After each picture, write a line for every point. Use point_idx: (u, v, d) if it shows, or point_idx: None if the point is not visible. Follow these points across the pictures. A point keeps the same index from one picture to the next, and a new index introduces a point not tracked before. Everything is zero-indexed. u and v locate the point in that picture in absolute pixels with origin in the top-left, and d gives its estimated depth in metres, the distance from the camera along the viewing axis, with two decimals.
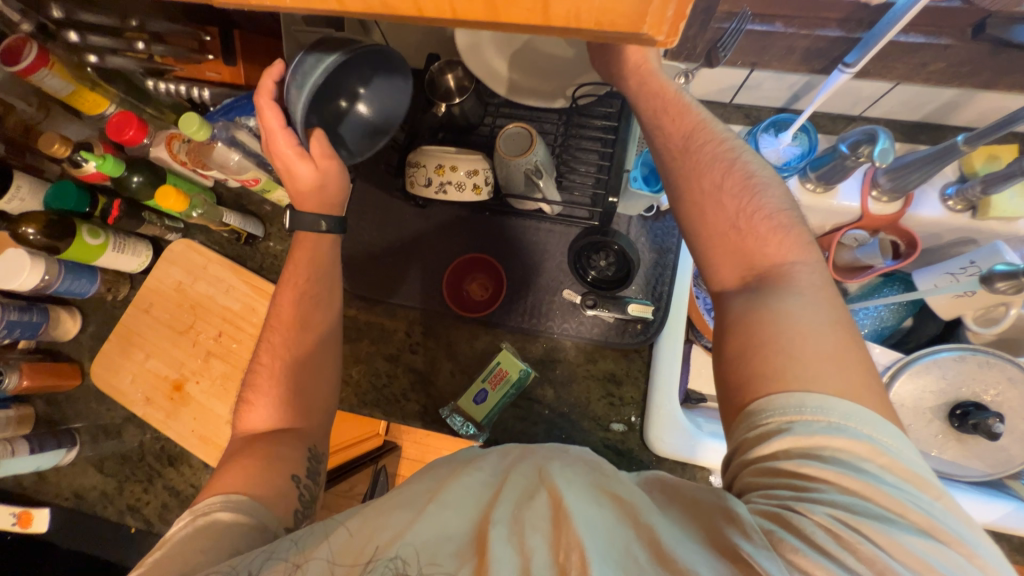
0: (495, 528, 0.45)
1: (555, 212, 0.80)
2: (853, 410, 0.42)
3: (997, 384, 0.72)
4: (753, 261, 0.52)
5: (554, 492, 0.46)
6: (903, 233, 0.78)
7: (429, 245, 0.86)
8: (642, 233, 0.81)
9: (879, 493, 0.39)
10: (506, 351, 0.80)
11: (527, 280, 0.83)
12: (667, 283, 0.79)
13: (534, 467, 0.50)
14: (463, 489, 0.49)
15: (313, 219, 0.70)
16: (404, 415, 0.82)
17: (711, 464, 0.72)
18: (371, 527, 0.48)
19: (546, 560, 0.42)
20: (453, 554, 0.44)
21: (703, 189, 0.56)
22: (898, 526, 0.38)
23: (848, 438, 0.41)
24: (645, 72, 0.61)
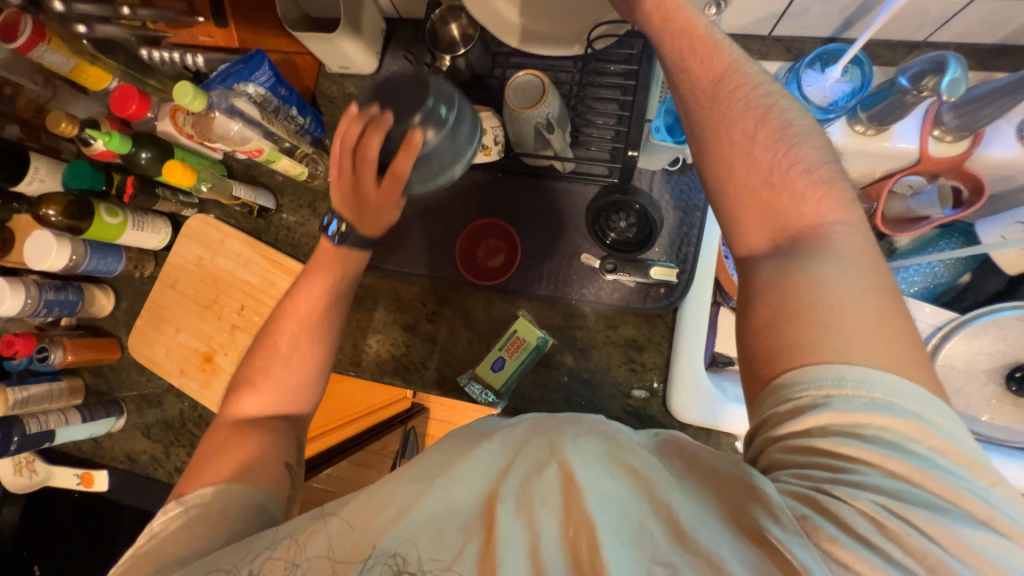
0: (502, 504, 0.44)
1: (567, 168, 0.76)
2: (899, 385, 0.38)
3: None
4: (788, 221, 0.47)
5: (565, 466, 0.45)
6: (968, 177, 0.69)
7: (440, 212, 0.83)
8: (667, 190, 0.75)
9: (927, 477, 0.36)
10: (522, 319, 0.77)
11: (543, 245, 0.79)
12: (693, 243, 0.74)
13: (542, 437, 0.49)
14: (474, 464, 0.49)
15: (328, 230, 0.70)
16: (424, 382, 0.82)
17: (737, 431, 0.70)
18: (371, 513, 0.48)
19: (557, 535, 0.42)
20: (459, 529, 0.44)
21: (733, 141, 0.50)
22: (947, 513, 0.35)
23: (893, 416, 0.38)
24: (671, 6, 0.54)
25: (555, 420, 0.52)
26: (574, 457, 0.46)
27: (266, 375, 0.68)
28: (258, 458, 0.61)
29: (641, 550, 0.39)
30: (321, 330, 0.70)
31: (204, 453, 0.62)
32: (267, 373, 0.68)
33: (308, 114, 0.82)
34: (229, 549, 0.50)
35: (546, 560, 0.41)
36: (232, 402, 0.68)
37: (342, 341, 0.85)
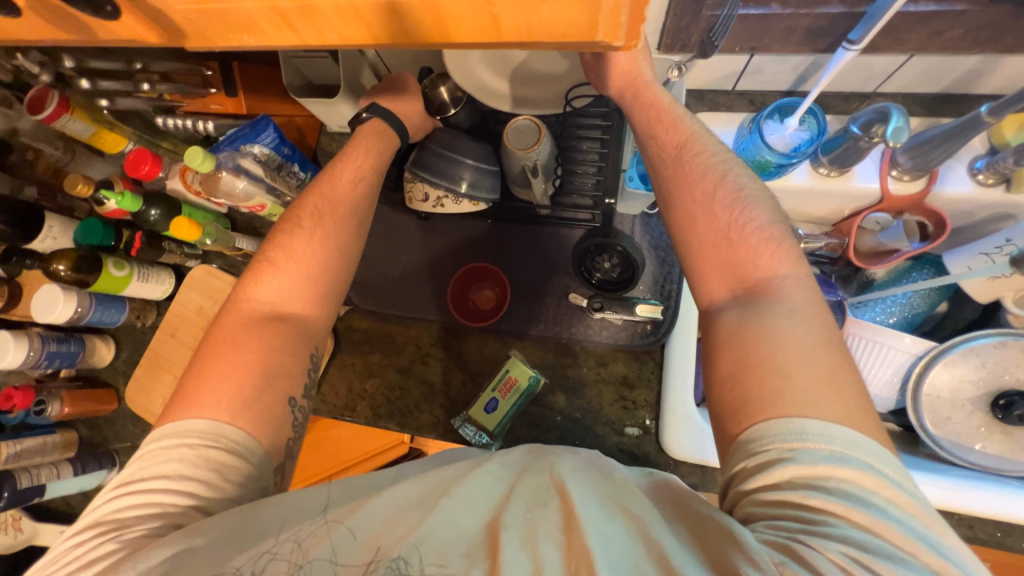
0: (507, 530, 0.45)
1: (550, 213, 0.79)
2: (854, 438, 0.42)
3: None
4: (744, 272, 0.52)
5: (565, 499, 0.47)
6: (930, 212, 0.73)
7: (433, 258, 0.87)
8: (646, 233, 0.79)
9: (889, 531, 0.38)
10: (515, 359, 0.79)
11: (532, 288, 0.82)
12: (675, 282, 0.77)
13: (542, 469, 0.52)
14: (477, 484, 0.50)
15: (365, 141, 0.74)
16: (418, 426, 0.82)
17: None
18: (382, 526, 0.48)
19: (557, 566, 0.42)
20: (461, 555, 0.44)
21: (695, 199, 0.56)
22: (912, 569, 0.37)
23: (853, 470, 0.40)
24: (640, 84, 0.63)
25: (556, 454, 0.54)
26: (573, 488, 0.48)
27: (280, 258, 0.65)
28: (268, 399, 0.57)
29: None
30: (345, 236, 0.68)
31: (214, 352, 0.58)
32: (288, 255, 0.65)
33: (309, 169, 0.89)
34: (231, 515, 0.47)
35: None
36: (248, 285, 0.64)
37: (337, 386, 0.87)
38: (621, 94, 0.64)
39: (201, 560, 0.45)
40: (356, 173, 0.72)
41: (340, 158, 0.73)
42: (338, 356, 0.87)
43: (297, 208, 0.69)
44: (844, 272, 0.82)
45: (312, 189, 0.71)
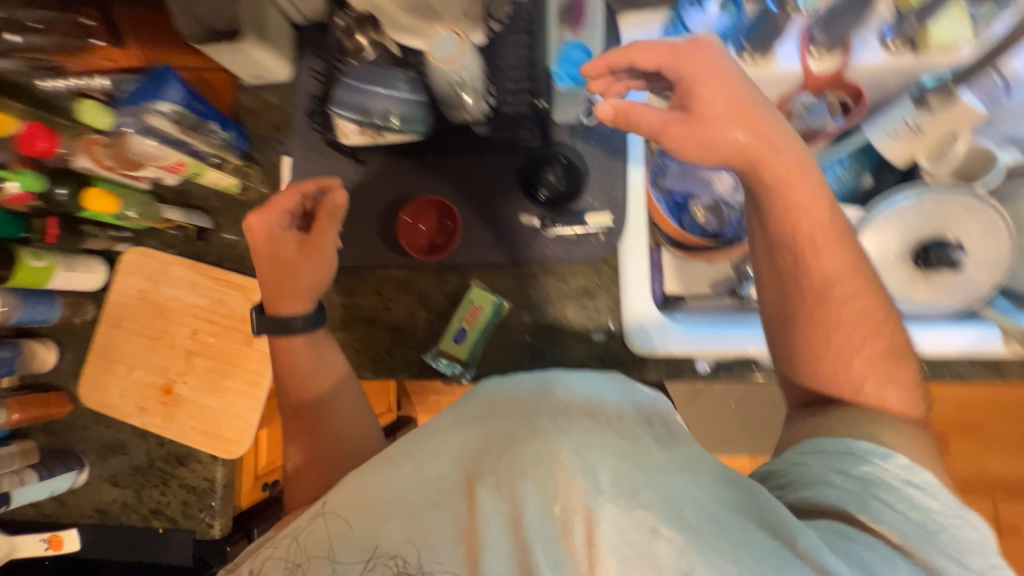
0: (483, 486, 0.41)
1: (486, 134, 0.78)
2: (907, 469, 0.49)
3: (958, 218, 0.73)
4: (852, 392, 0.57)
5: (548, 441, 0.41)
6: (849, 87, 0.75)
7: (380, 202, 0.84)
8: (586, 143, 0.79)
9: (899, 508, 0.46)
10: (476, 288, 0.80)
11: (482, 215, 0.81)
12: (621, 187, 0.78)
13: (505, 401, 0.47)
14: (446, 442, 0.45)
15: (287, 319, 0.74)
16: (392, 370, 0.83)
17: (693, 355, 0.74)
18: (357, 497, 0.45)
19: (541, 513, 0.40)
20: (439, 509, 0.42)
21: (811, 308, 0.58)
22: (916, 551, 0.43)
23: (879, 479, 0.48)
24: (792, 180, 0.55)
25: (516, 388, 0.49)
26: (538, 427, 0.43)
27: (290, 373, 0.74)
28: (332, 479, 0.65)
29: (654, 521, 0.39)
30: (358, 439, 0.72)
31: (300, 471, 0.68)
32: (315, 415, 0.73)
33: (229, 128, 0.84)
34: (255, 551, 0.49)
35: (536, 542, 0.39)
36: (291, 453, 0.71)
37: None
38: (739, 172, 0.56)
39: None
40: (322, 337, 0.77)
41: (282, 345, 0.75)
42: None
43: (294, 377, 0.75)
44: None
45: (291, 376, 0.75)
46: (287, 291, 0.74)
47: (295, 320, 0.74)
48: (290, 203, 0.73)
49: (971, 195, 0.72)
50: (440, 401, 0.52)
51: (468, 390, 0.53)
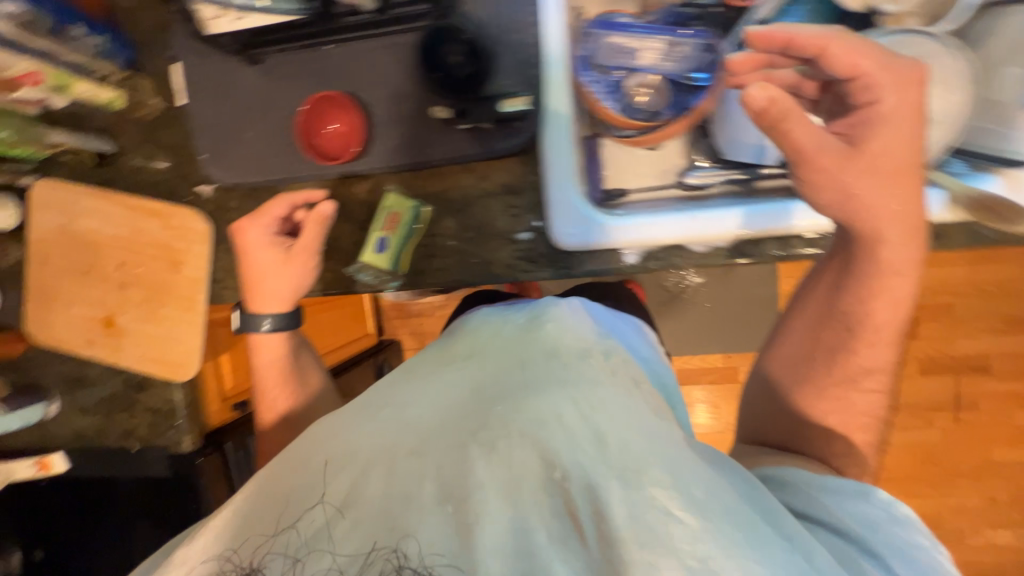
0: (489, 453, 0.44)
1: (372, 9, 0.68)
2: (884, 497, 0.50)
3: (914, 65, 0.65)
4: (848, 374, 0.61)
5: (541, 406, 0.46)
6: None
7: (282, 106, 0.77)
8: (499, 15, 0.70)
9: (862, 523, 0.47)
10: (391, 194, 0.75)
11: (391, 112, 0.74)
12: (537, 64, 0.69)
13: (504, 373, 0.53)
14: (449, 411, 0.50)
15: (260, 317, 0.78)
16: (321, 286, 0.81)
17: (621, 245, 0.71)
18: (360, 475, 0.45)
19: (542, 478, 0.42)
20: (445, 481, 0.43)
21: (841, 390, 0.61)
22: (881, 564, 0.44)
23: (849, 508, 0.49)
24: (883, 270, 0.57)
25: (508, 367, 0.53)
26: (539, 394, 0.47)
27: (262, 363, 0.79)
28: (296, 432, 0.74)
29: (653, 498, 0.39)
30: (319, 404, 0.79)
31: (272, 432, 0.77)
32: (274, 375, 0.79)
33: (101, 31, 0.76)
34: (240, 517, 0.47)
35: (546, 508, 0.41)
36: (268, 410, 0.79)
37: (232, 269, 0.84)
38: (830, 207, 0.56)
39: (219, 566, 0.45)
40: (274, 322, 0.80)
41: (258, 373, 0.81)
42: (220, 240, 0.83)
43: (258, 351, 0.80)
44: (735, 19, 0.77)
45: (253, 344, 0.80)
46: (261, 286, 0.77)
47: (262, 320, 0.78)
48: (280, 210, 0.76)
49: (933, 37, 0.63)
50: (444, 368, 0.57)
51: (468, 355, 0.59)
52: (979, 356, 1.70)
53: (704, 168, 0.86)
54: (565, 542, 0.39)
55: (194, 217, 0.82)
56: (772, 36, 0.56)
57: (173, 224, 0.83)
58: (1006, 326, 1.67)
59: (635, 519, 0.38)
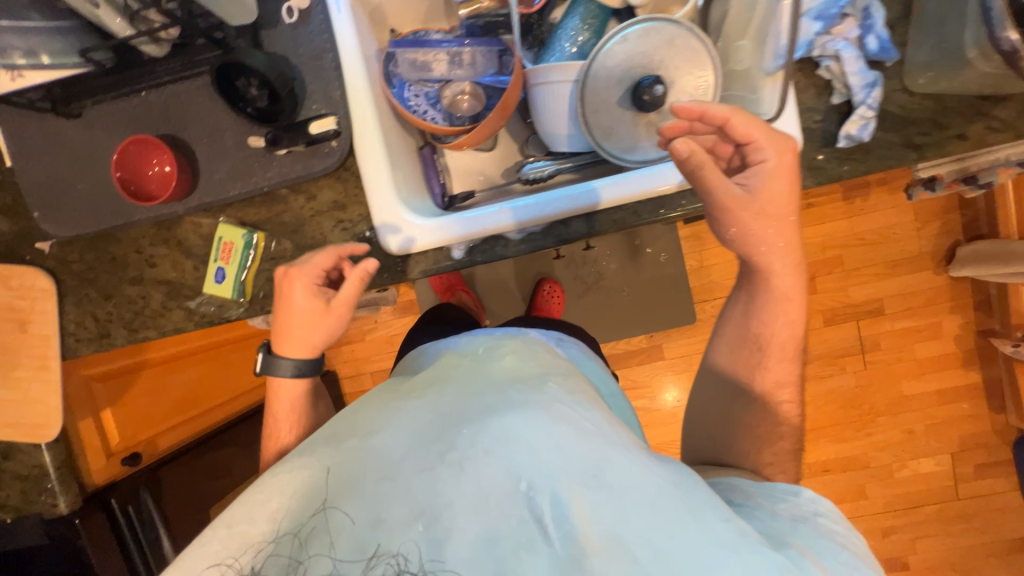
0: (462, 467, 0.44)
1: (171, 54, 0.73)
2: (810, 496, 0.51)
3: (661, 48, 0.71)
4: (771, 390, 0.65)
5: (508, 420, 0.46)
6: None
7: (107, 154, 0.79)
8: (297, 46, 0.74)
9: (801, 523, 0.47)
10: (222, 225, 0.79)
11: (213, 146, 0.77)
12: (337, 86, 0.74)
13: (469, 397, 0.52)
14: (419, 426, 0.49)
15: (284, 364, 0.72)
16: (175, 324, 0.82)
17: (439, 242, 0.75)
18: (350, 496, 0.45)
19: (517, 488, 0.43)
20: (426, 492, 0.44)
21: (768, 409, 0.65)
22: (825, 547, 0.44)
23: (793, 505, 0.50)
24: (789, 297, 0.64)
25: (475, 384, 0.53)
26: (504, 410, 0.48)
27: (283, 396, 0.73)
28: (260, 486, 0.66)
29: (618, 505, 0.42)
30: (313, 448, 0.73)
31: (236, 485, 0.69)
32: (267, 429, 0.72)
33: None
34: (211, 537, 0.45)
35: (524, 514, 0.42)
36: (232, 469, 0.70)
37: (82, 320, 0.83)
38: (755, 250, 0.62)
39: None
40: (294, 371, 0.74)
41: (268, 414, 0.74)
42: (66, 292, 0.83)
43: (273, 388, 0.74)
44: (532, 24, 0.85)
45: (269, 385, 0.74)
46: (292, 331, 0.72)
47: (284, 365, 0.72)
48: (324, 260, 0.72)
49: (673, 23, 0.70)
50: (401, 396, 0.55)
51: (428, 385, 0.56)
52: (875, 300, 1.82)
53: (537, 161, 0.90)
54: (532, 547, 0.41)
55: (35, 274, 0.82)
56: (690, 109, 0.60)
57: (14, 284, 0.82)
58: (892, 268, 1.79)
59: (602, 523, 0.41)
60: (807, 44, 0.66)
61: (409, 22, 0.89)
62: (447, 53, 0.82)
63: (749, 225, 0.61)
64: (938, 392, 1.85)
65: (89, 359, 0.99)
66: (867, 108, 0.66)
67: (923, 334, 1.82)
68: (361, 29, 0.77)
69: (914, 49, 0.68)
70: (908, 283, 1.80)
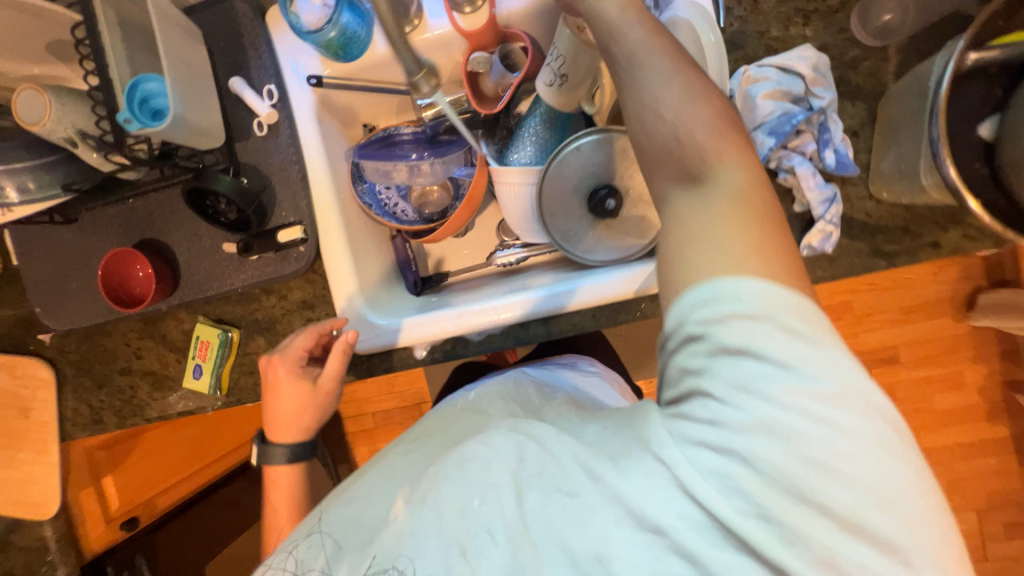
0: (425, 492, 0.49)
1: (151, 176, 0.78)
2: (750, 288, 0.37)
3: (621, 160, 0.72)
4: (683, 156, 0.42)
5: (464, 447, 0.51)
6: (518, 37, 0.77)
7: (99, 255, 0.85)
8: (267, 157, 0.78)
9: (737, 376, 0.37)
10: (200, 324, 0.83)
11: (193, 249, 0.81)
12: (304, 196, 0.78)
13: (444, 442, 0.57)
14: (403, 466, 0.56)
15: (279, 450, 0.73)
16: (159, 411, 0.87)
17: (412, 342, 0.77)
18: (343, 522, 0.52)
19: (470, 503, 0.46)
20: (395, 521, 0.49)
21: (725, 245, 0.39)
22: (770, 379, 0.36)
23: (736, 314, 0.37)
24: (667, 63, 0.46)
25: (457, 427, 0.59)
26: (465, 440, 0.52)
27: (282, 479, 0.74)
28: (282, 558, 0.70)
29: (551, 492, 0.44)
30: None
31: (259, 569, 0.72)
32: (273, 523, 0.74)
33: None
34: None
35: (484, 523, 0.45)
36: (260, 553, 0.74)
37: (78, 406, 0.89)
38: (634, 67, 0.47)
39: None
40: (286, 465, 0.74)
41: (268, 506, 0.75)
42: (64, 381, 0.89)
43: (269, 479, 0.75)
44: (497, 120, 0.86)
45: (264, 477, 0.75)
46: (280, 417, 0.73)
47: (277, 452, 0.73)
48: (306, 342, 0.73)
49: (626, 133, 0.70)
50: (390, 446, 0.62)
51: (417, 436, 0.61)
52: (889, 347, 1.71)
53: (507, 248, 0.90)
54: (482, 552, 0.44)
55: (36, 365, 0.89)
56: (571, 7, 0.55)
57: (19, 374, 0.89)
58: (907, 315, 1.68)
59: (538, 522, 0.43)
60: (764, 157, 0.64)
61: (381, 115, 0.90)
62: (408, 164, 0.82)
63: (704, 160, 0.43)
64: (961, 445, 1.73)
65: (78, 444, 1.01)
66: (827, 223, 0.64)
67: (942, 384, 1.71)
68: (328, 136, 0.80)
69: (878, 158, 0.65)
70: (924, 330, 1.69)
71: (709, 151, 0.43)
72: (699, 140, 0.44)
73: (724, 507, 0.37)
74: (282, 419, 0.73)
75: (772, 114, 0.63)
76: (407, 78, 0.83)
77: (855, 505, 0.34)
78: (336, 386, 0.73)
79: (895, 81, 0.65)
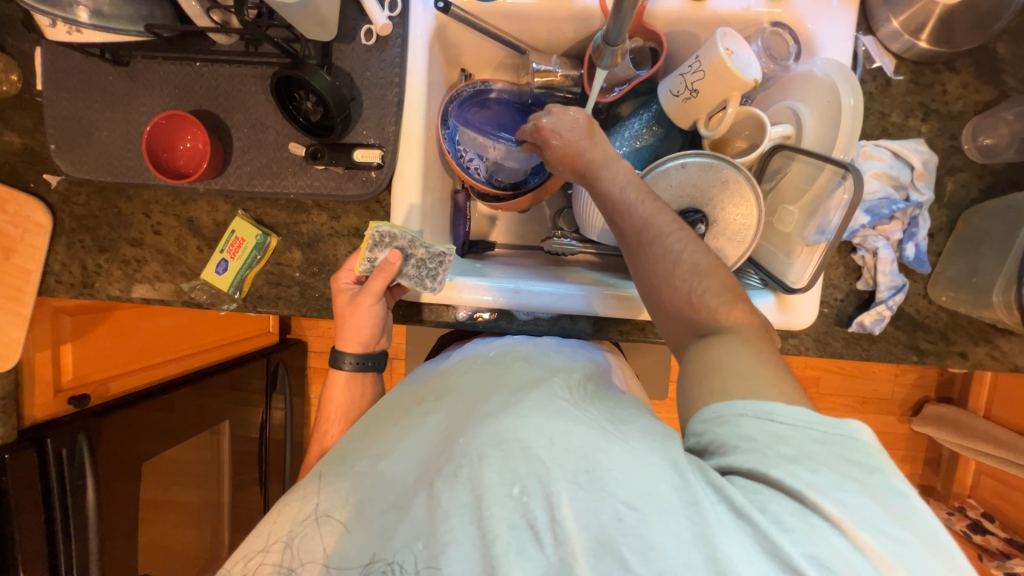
0: (460, 473, 0.51)
1: (235, 49, 0.73)
2: (805, 415, 0.45)
3: (717, 189, 0.71)
4: (676, 281, 0.56)
5: (501, 423, 0.53)
6: (650, 33, 0.74)
7: (142, 111, 0.76)
8: (364, 69, 0.73)
9: (845, 497, 0.40)
10: (238, 219, 0.77)
11: (253, 139, 0.75)
12: (392, 121, 0.73)
13: (465, 415, 0.59)
14: (424, 435, 0.59)
15: (347, 358, 0.74)
16: (160, 294, 0.81)
17: (455, 301, 0.75)
18: (366, 486, 0.55)
19: (504, 491, 0.48)
20: (418, 498, 0.52)
21: (680, 301, 0.57)
22: (888, 529, 0.39)
23: (788, 434, 0.44)
24: (651, 235, 0.58)
25: (488, 400, 0.60)
26: (495, 419, 0.55)
27: (333, 410, 0.74)
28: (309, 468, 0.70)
29: (603, 501, 0.45)
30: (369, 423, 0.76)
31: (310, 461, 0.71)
32: (321, 442, 0.73)
33: None
34: (264, 528, 0.55)
35: (522, 517, 0.47)
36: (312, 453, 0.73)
37: (69, 263, 0.81)
38: (619, 222, 0.61)
39: (252, 548, 0.54)
40: (343, 384, 0.75)
41: (324, 408, 0.75)
42: (61, 233, 0.81)
43: (323, 391, 0.76)
44: (601, 113, 0.85)
45: (327, 385, 0.76)
46: (348, 327, 0.73)
47: (345, 360, 0.74)
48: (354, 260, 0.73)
49: (732, 165, 0.70)
50: (413, 412, 0.64)
51: (435, 397, 0.66)
52: None
53: (564, 238, 0.89)
54: (523, 551, 0.46)
55: (33, 207, 0.79)
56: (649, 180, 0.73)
57: (9, 210, 0.79)
58: (860, 405, 1.75)
59: (585, 526, 0.45)
60: (852, 232, 0.68)
61: (483, 65, 0.86)
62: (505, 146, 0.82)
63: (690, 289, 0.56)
64: None
65: (46, 301, 0.94)
66: (885, 308, 0.69)
67: None
68: (433, 68, 0.76)
69: (945, 264, 0.70)
70: (872, 422, 1.78)
71: (721, 314, 0.55)
72: (712, 305, 0.55)
73: (807, 567, 0.39)
74: (350, 331, 0.73)
75: (875, 194, 0.67)
76: (528, 38, 0.79)
77: (930, 569, 0.38)
78: (376, 295, 0.70)
79: (980, 200, 0.70)
